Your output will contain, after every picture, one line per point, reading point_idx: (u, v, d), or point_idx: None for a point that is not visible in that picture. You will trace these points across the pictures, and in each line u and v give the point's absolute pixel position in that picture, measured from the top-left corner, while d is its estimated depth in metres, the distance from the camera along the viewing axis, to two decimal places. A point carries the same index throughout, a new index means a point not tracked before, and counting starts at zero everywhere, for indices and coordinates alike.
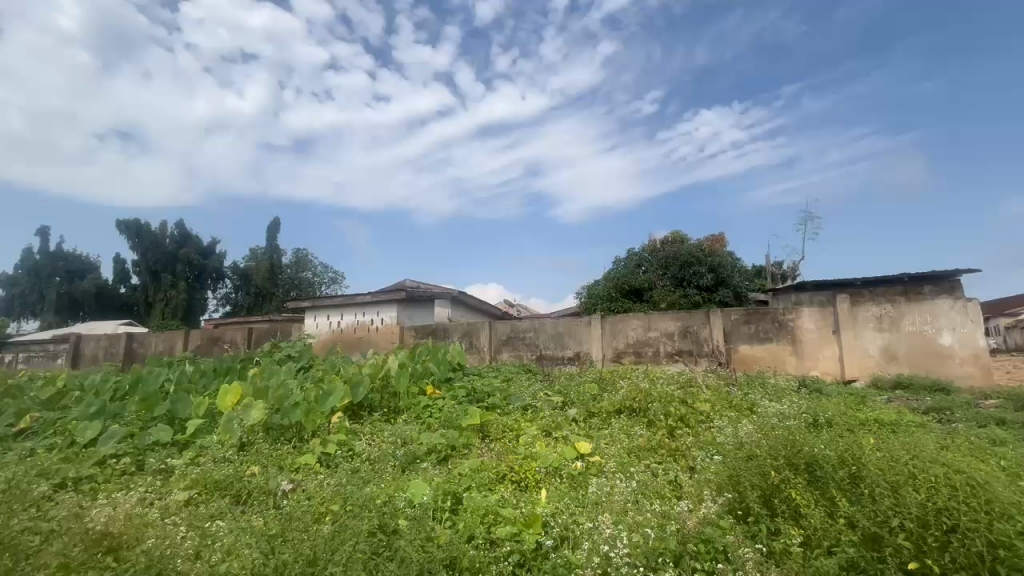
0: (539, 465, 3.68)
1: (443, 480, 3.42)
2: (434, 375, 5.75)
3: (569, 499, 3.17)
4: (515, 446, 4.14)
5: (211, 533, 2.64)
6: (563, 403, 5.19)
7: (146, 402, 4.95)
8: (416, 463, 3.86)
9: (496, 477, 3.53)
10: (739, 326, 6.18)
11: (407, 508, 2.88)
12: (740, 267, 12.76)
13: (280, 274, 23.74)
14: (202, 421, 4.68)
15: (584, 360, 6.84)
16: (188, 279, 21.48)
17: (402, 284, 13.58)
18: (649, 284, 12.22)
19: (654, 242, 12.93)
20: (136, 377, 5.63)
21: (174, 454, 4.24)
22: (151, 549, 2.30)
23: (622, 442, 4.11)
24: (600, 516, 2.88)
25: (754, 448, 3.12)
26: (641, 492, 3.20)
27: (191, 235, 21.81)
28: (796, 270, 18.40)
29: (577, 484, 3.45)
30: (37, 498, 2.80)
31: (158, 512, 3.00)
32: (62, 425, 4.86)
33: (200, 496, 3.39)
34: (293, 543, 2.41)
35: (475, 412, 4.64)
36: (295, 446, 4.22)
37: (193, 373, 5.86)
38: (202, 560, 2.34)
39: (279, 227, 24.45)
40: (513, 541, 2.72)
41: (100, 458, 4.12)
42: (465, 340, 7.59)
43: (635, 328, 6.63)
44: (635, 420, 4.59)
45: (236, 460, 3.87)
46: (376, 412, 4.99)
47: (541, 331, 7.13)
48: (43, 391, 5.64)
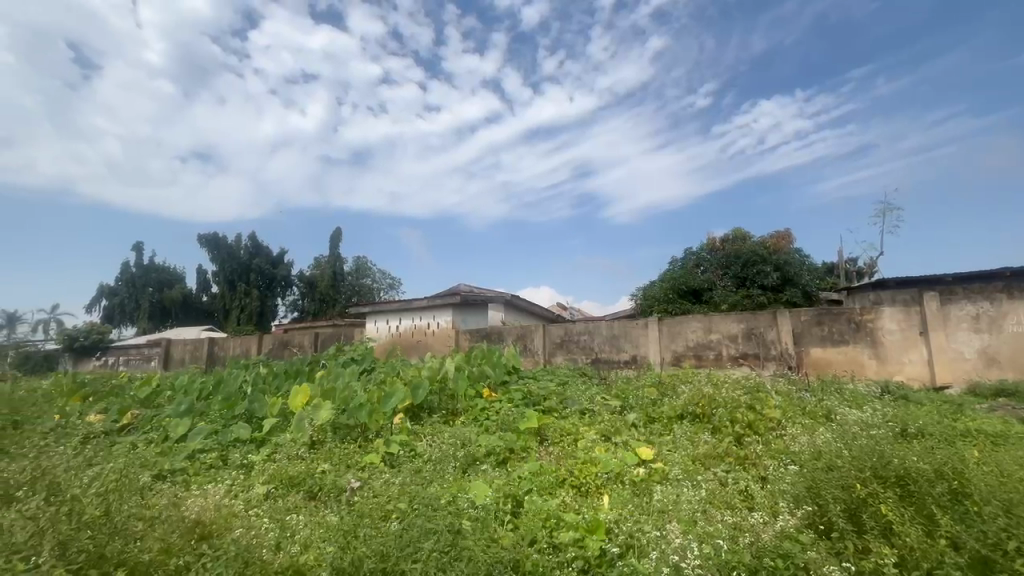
0: (600, 470, 3.62)
1: (504, 483, 3.44)
2: (490, 378, 5.81)
3: (633, 506, 3.09)
4: (574, 450, 4.09)
5: (290, 525, 2.82)
6: (621, 407, 5.07)
7: (227, 401, 5.36)
8: (476, 464, 3.91)
9: (556, 481, 3.50)
10: (811, 328, 5.79)
11: (470, 509, 2.92)
12: (809, 265, 11.97)
13: (342, 281, 24.95)
14: (276, 420, 4.99)
15: (642, 363, 6.66)
16: (261, 287, 23.09)
17: (458, 288, 13.87)
18: (708, 284, 11.76)
19: (714, 240, 12.41)
20: (218, 378, 6.10)
21: (252, 450, 4.54)
22: (239, 539, 2.48)
23: (685, 449, 3.95)
24: (668, 525, 2.79)
25: (835, 458, 2.89)
26: (709, 502, 3.06)
27: (262, 246, 23.43)
28: (874, 268, 17.01)
29: (640, 491, 3.36)
30: (141, 487, 3.11)
31: (242, 504, 3.24)
32: (157, 422, 5.35)
33: (277, 491, 3.62)
34: (365, 539, 2.50)
35: (532, 415, 4.64)
36: (360, 445, 4.40)
37: (267, 375, 6.27)
38: (284, 551, 2.51)
39: (340, 237, 25.74)
40: (577, 546, 2.70)
41: (190, 453, 4.51)
42: (519, 343, 7.63)
43: (695, 331, 6.38)
44: (698, 427, 4.41)
45: (307, 457, 4.09)
46: (435, 413, 5.10)
47: (596, 334, 7.03)
48: (141, 391, 6.25)
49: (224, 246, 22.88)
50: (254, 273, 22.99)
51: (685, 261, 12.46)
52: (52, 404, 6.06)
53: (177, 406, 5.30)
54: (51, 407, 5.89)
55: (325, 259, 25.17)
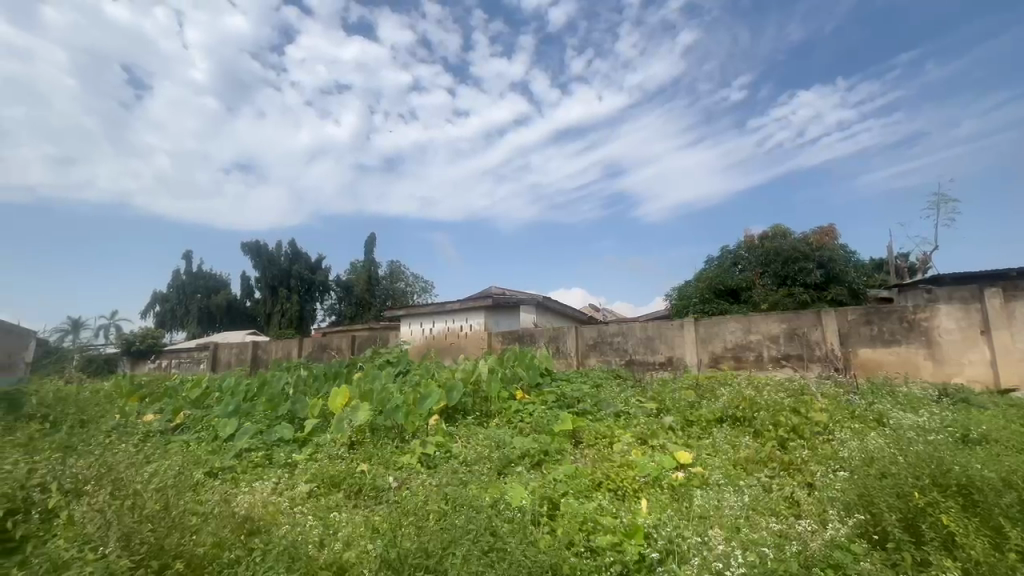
0: (638, 474, 3.56)
1: (540, 485, 3.43)
2: (523, 381, 5.81)
3: (671, 510, 3.03)
4: (609, 453, 4.05)
5: (333, 523, 2.91)
6: (657, 410, 4.98)
7: (271, 402, 5.57)
8: (511, 466, 3.93)
9: (591, 484, 3.47)
10: (859, 327, 5.52)
11: (508, 511, 2.93)
12: (856, 261, 11.41)
13: (377, 285, 25.55)
14: (317, 421, 5.15)
15: (678, 365, 6.51)
16: (300, 292, 23.95)
17: (489, 291, 13.99)
18: (746, 283, 11.41)
19: (752, 237, 12.01)
20: (262, 379, 6.36)
21: (296, 450, 4.71)
22: (287, 535, 2.59)
23: (726, 453, 3.84)
24: (710, 531, 2.72)
25: (889, 464, 2.74)
26: (753, 508, 2.96)
27: (301, 252, 24.31)
28: (927, 263, 16.06)
29: (679, 496, 3.28)
30: (195, 483, 3.28)
31: (288, 502, 3.37)
32: (207, 421, 5.63)
33: (320, 489, 3.74)
34: (407, 537, 2.54)
35: (567, 417, 4.61)
36: (398, 446, 4.49)
37: (308, 377, 6.48)
38: (328, 547, 2.58)
39: (374, 242, 26.40)
40: (615, 550, 2.66)
41: (238, 451, 4.72)
42: (552, 345, 7.60)
43: (734, 331, 6.19)
44: (739, 430, 4.28)
45: (347, 457, 4.20)
46: (469, 415, 5.14)
47: (630, 335, 6.92)
48: (192, 391, 6.58)
49: (266, 253, 23.87)
50: (294, 278, 23.88)
51: (722, 260, 12.13)
52: (113, 404, 6.46)
53: (225, 406, 5.56)
54: (112, 407, 6.28)
55: (361, 264, 25.86)
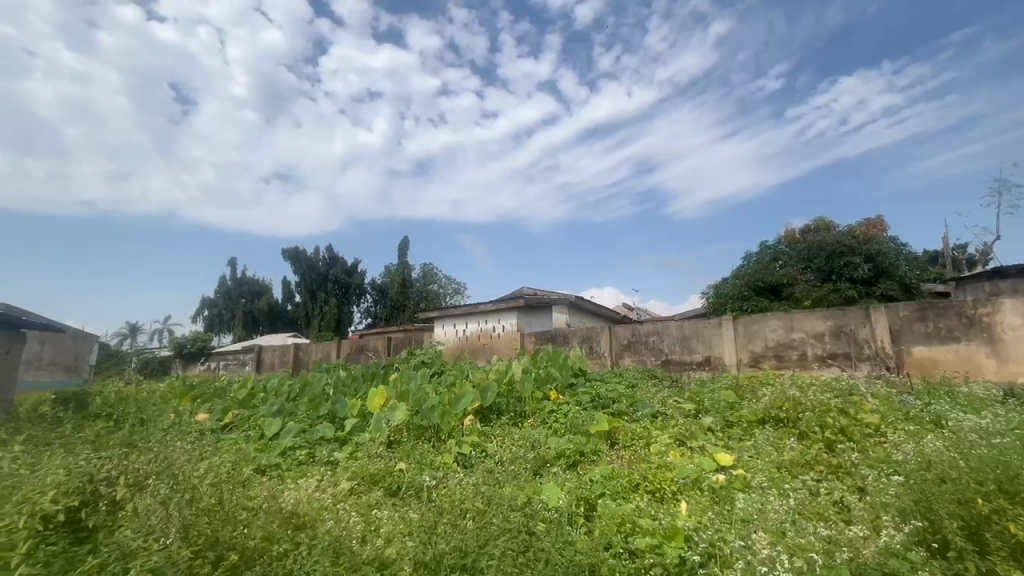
0: (676, 475, 3.49)
1: (576, 485, 3.42)
2: (557, 381, 5.78)
3: (713, 513, 2.97)
4: (647, 454, 3.99)
5: (375, 520, 2.99)
6: (696, 410, 4.86)
7: (313, 402, 5.77)
8: (547, 466, 3.93)
9: (629, 485, 3.43)
10: (912, 324, 5.23)
11: (544, 511, 2.93)
12: (908, 254, 10.79)
13: (411, 288, 26.02)
14: (357, 420, 5.29)
15: (716, 365, 6.34)
16: (338, 295, 24.70)
17: (521, 292, 14.01)
18: (788, 279, 11.00)
19: (793, 232, 11.58)
20: (304, 380, 6.59)
21: (337, 449, 4.85)
22: (331, 531, 2.68)
23: (769, 455, 3.72)
24: (754, 534, 2.65)
25: (948, 468, 2.59)
26: (800, 512, 2.86)
27: (338, 257, 25.06)
28: (988, 253, 15.00)
29: (720, 498, 3.20)
30: (246, 480, 3.44)
31: (331, 498, 3.48)
32: (254, 421, 5.88)
33: (361, 487, 3.85)
34: (445, 536, 2.57)
35: (602, 418, 4.57)
36: (434, 446, 4.56)
37: (347, 378, 6.68)
38: (370, 544, 2.66)
39: (407, 245, 26.91)
40: (654, 553, 2.63)
41: (283, 449, 4.92)
42: (585, 345, 7.55)
43: (775, 329, 5.99)
44: (783, 432, 4.14)
45: (386, 456, 4.30)
46: (504, 416, 5.17)
47: (665, 334, 6.80)
48: (239, 392, 6.89)
49: (305, 258, 24.74)
50: (332, 282, 24.65)
51: (761, 256, 11.74)
52: (168, 404, 6.83)
53: (270, 406, 5.80)
54: (168, 407, 6.64)
55: (395, 267, 26.41)
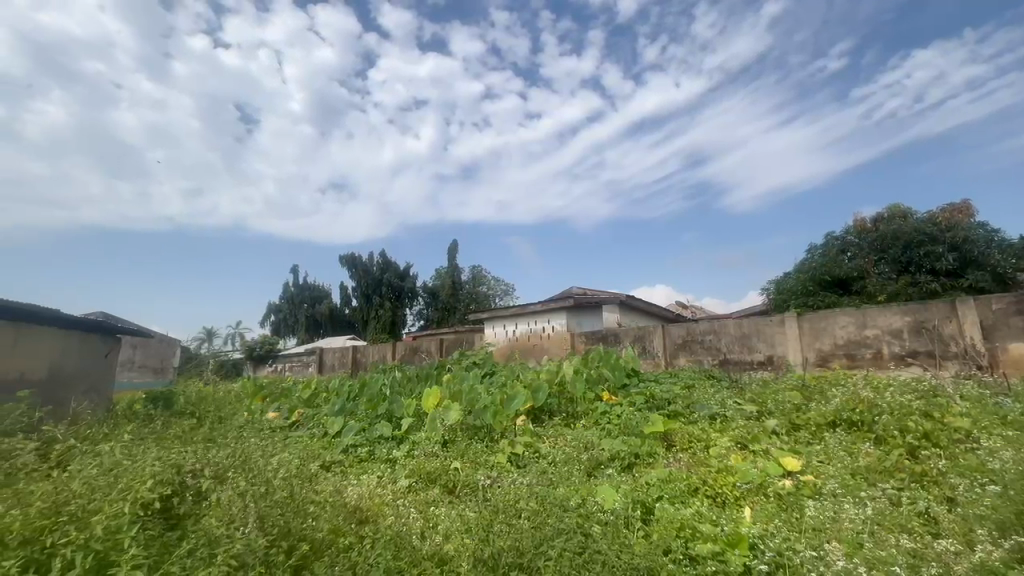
0: (738, 480, 3.35)
1: (631, 488, 3.36)
2: (609, 381, 5.68)
3: (780, 521, 2.82)
4: (706, 457, 3.85)
5: (433, 517, 3.08)
6: (758, 413, 4.62)
7: (371, 402, 6.00)
8: (601, 468, 3.88)
9: (688, 489, 3.32)
10: (1008, 318, 4.70)
11: (600, 513, 2.91)
12: (1001, 240, 9.69)
13: (461, 290, 26.54)
14: (413, 419, 5.45)
15: (780, 364, 6.01)
16: (391, 299, 25.62)
17: (570, 292, 13.92)
18: (858, 272, 10.27)
19: (863, 221, 10.75)
20: (362, 381, 6.87)
21: (395, 447, 5.04)
22: (393, 526, 2.79)
23: (842, 460, 3.49)
24: (827, 545, 2.50)
25: None
26: (879, 523, 2.66)
27: (391, 262, 25.98)
28: None
29: (788, 505, 3.03)
30: (313, 475, 3.64)
31: (392, 495, 3.62)
32: (318, 419, 6.20)
33: (419, 484, 3.96)
34: (504, 534, 2.60)
35: (657, 419, 4.45)
36: (488, 445, 4.63)
37: (402, 379, 6.90)
38: (430, 540, 2.74)
39: (456, 248, 27.49)
40: (717, 560, 2.54)
41: (345, 447, 5.17)
42: (637, 345, 7.36)
43: (845, 326, 5.60)
44: (857, 436, 3.86)
45: (442, 454, 4.41)
46: (556, 416, 5.16)
47: (723, 333, 6.53)
48: (304, 392, 7.30)
49: (360, 264, 25.85)
50: (386, 286, 25.61)
51: (827, 247, 10.97)
52: (242, 403, 7.35)
53: (332, 406, 6.10)
54: (242, 405, 7.14)
55: (445, 270, 27.00)
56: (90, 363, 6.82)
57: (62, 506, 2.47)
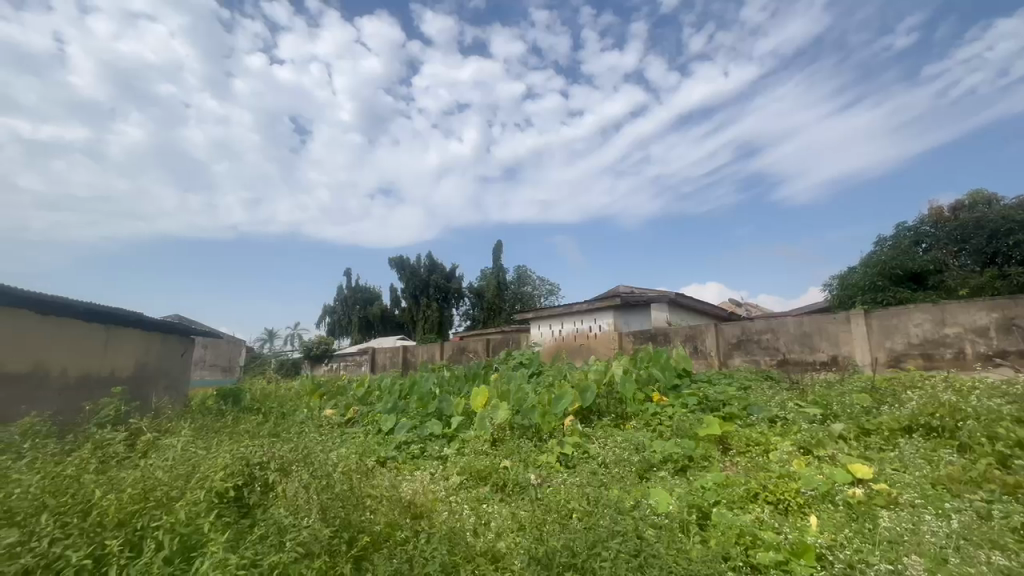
0: (802, 486, 3.18)
1: (686, 491, 3.27)
2: (659, 382, 5.54)
3: (851, 531, 2.65)
4: (766, 462, 3.68)
5: (485, 514, 3.13)
6: (823, 416, 4.36)
7: (421, 401, 6.16)
8: (653, 470, 3.79)
9: (746, 494, 3.19)
10: None
11: (654, 516, 2.85)
12: None
13: (506, 291, 26.75)
14: (462, 418, 5.55)
15: (846, 365, 5.64)
16: (438, 300, 26.20)
17: (617, 291, 13.69)
18: (936, 265, 9.53)
19: (939, 209, 10.14)
20: (413, 380, 7.06)
21: (446, 444, 5.15)
22: (447, 521, 2.86)
23: (919, 469, 3.23)
24: (905, 558, 2.34)
25: None
26: (965, 537, 2.45)
27: (438, 263, 26.57)
28: None
29: (858, 515, 2.84)
30: (369, 469, 3.79)
31: (444, 491, 3.71)
32: (372, 416, 6.43)
33: (470, 482, 4.03)
34: (557, 534, 2.60)
35: (711, 420, 4.30)
36: (537, 445, 4.63)
37: (450, 378, 7.04)
38: (483, 536, 2.79)
39: (501, 249, 27.74)
40: (780, 571, 2.43)
41: (398, 443, 5.33)
42: (688, 345, 7.10)
43: (920, 324, 5.19)
44: (937, 443, 3.57)
45: (491, 453, 4.46)
46: (605, 417, 5.11)
47: (781, 332, 6.20)
48: (358, 391, 7.60)
49: (408, 266, 26.58)
50: (433, 287, 26.21)
51: (897, 240, 10.19)
52: (301, 400, 7.74)
53: (385, 404, 6.32)
54: (301, 402, 7.54)
55: (490, 271, 27.28)
56: (169, 362, 7.43)
57: (149, 492, 2.68)
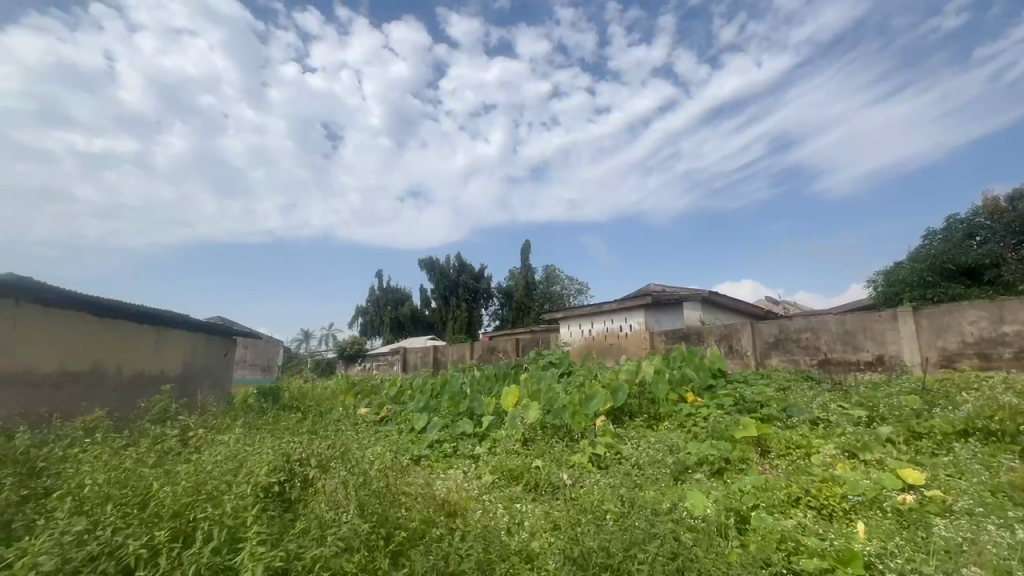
0: (847, 491, 3.06)
1: (723, 494, 3.19)
2: (694, 383, 5.42)
3: (901, 539, 2.53)
4: (808, 465, 3.55)
5: (518, 513, 3.14)
6: (868, 418, 4.17)
7: (453, 401, 6.22)
8: (688, 472, 3.72)
9: (787, 498, 3.10)
10: None
11: (691, 519, 2.79)
12: None
13: (534, 290, 26.73)
14: (493, 418, 5.59)
15: (892, 365, 5.38)
16: (467, 300, 26.42)
17: (647, 290, 13.49)
18: (992, 259, 9.00)
19: (996, 200, 9.52)
20: (444, 379, 7.14)
21: (477, 444, 5.19)
22: (481, 520, 2.89)
23: (977, 475, 3.05)
24: (964, 569, 2.21)
25: None
26: None
27: (466, 263, 26.78)
28: None
29: (909, 523, 2.71)
30: (403, 467, 3.87)
31: (477, 489, 3.74)
32: (405, 415, 6.54)
33: (502, 481, 4.05)
34: (591, 535, 2.58)
35: (748, 422, 4.18)
36: (568, 445, 4.61)
37: (480, 378, 7.09)
38: (517, 535, 2.81)
39: (529, 249, 27.72)
40: None
41: (430, 442, 5.41)
42: (723, 344, 6.91)
43: (975, 322, 4.91)
44: (995, 448, 3.36)
45: (523, 452, 4.47)
46: (637, 418, 5.04)
47: (822, 331, 5.97)
48: (390, 390, 7.75)
49: (438, 267, 26.89)
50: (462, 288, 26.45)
51: (949, 232, 9.64)
52: (337, 398, 7.95)
53: (417, 403, 6.41)
54: (337, 401, 7.75)
55: (518, 270, 27.29)
56: (213, 361, 7.78)
57: (201, 485, 2.83)
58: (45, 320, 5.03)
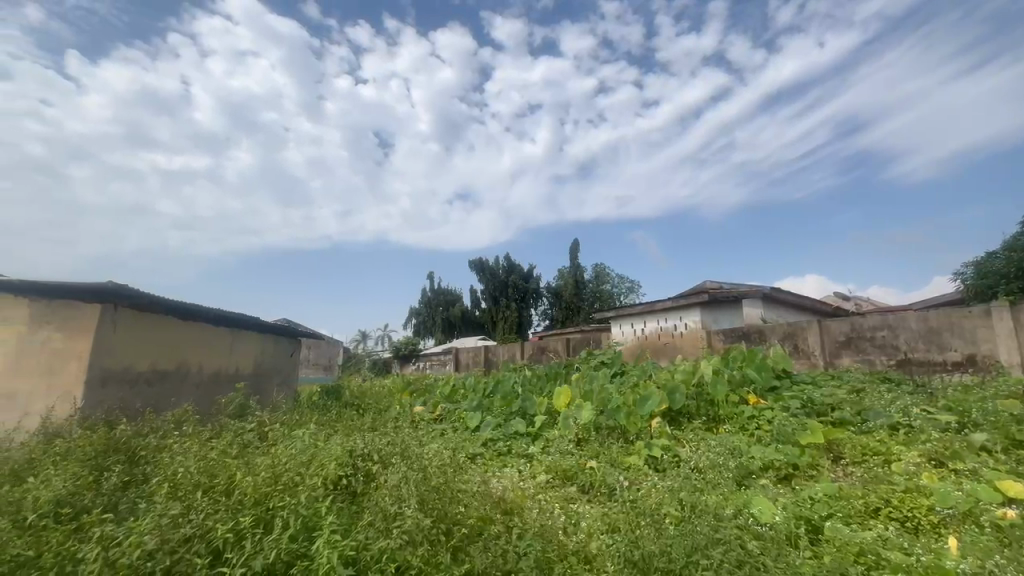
0: (935, 503, 2.81)
1: (792, 501, 3.02)
2: (756, 384, 5.16)
3: (1002, 558, 2.29)
4: (888, 473, 3.30)
5: (575, 513, 3.14)
6: (958, 425, 3.80)
7: (505, 400, 6.28)
8: (752, 478, 3.55)
9: (865, 509, 2.89)
10: None
11: (757, 526, 2.67)
12: None
13: (584, 289, 26.41)
14: (545, 417, 5.59)
15: (985, 365, 4.91)
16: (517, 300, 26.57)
17: (703, 287, 12.99)
18: None
19: None
20: (495, 379, 7.23)
21: (530, 443, 5.22)
22: (538, 519, 2.91)
23: None
24: None
25: None
26: None
27: (515, 264, 26.92)
28: None
29: (1012, 540, 2.44)
30: (459, 464, 3.96)
31: (532, 489, 3.76)
32: (459, 413, 6.68)
33: (556, 481, 4.04)
34: (650, 539, 2.53)
35: (817, 426, 3.94)
36: (623, 446, 4.54)
37: (532, 377, 7.11)
38: (574, 536, 2.81)
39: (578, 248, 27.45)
40: None
41: (484, 440, 5.49)
42: (788, 344, 6.51)
43: None
44: None
45: (576, 453, 4.44)
46: (695, 420, 4.87)
47: (901, 329, 5.52)
48: (444, 389, 7.95)
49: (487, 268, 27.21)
50: (512, 288, 26.62)
51: None
52: (394, 397, 8.25)
53: (471, 402, 6.52)
54: (395, 399, 8.02)
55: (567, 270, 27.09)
56: (281, 360, 8.33)
57: (279, 477, 3.04)
58: (139, 324, 5.52)
